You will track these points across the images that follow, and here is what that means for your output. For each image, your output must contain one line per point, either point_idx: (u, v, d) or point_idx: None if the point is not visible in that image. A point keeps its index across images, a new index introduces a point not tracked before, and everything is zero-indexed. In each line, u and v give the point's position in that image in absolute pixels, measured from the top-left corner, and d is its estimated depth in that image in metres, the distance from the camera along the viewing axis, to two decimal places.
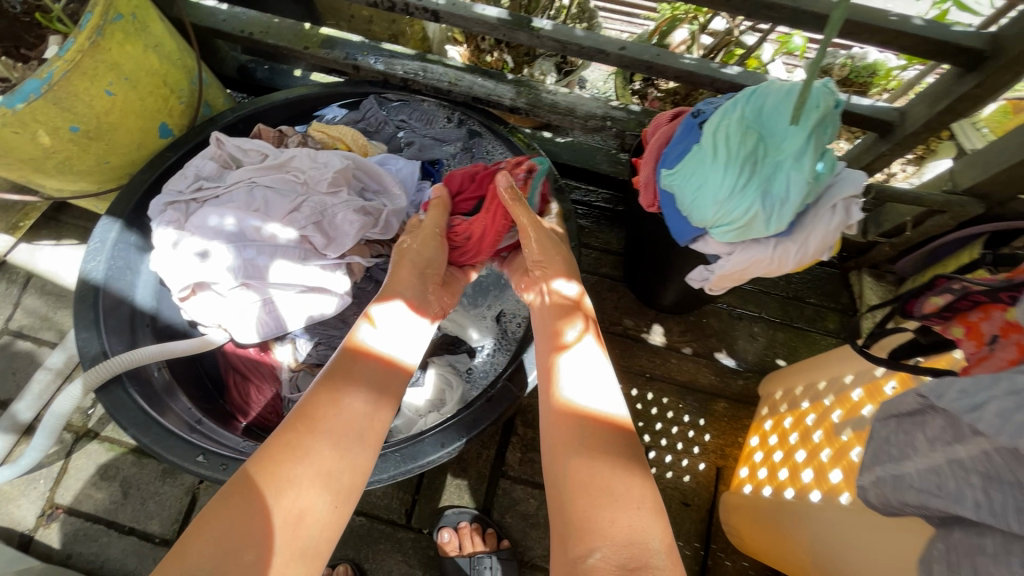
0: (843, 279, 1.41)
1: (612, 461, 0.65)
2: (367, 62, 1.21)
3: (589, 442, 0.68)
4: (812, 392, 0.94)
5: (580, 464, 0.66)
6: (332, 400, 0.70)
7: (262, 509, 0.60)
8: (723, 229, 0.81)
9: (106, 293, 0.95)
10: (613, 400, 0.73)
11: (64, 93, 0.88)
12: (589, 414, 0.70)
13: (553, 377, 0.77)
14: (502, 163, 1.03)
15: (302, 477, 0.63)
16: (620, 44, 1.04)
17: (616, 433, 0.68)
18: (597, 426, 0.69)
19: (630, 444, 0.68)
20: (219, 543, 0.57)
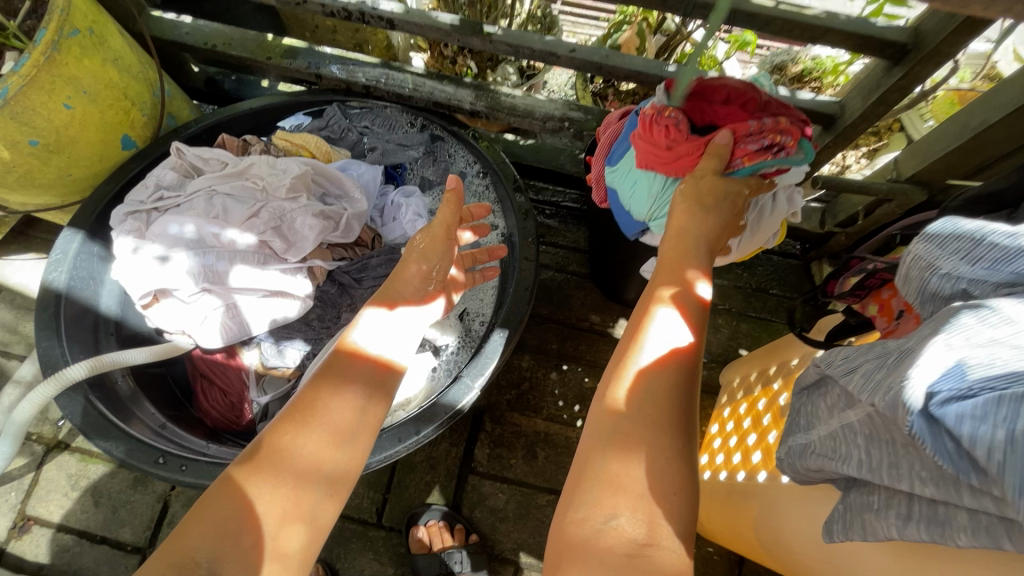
0: (805, 269, 1.44)
1: (642, 461, 0.52)
2: (328, 70, 1.23)
3: (627, 440, 0.54)
4: (764, 377, 0.97)
5: (624, 451, 0.53)
6: (326, 396, 0.66)
7: (251, 504, 0.57)
8: (660, 222, 0.81)
9: (69, 302, 0.96)
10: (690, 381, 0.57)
11: (21, 107, 0.90)
12: (634, 411, 0.55)
13: (629, 346, 0.60)
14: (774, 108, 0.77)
15: (295, 474, 0.60)
16: (570, 46, 1.06)
17: (676, 420, 0.54)
18: (656, 412, 0.54)
19: (683, 436, 0.54)
20: (207, 533, 0.55)
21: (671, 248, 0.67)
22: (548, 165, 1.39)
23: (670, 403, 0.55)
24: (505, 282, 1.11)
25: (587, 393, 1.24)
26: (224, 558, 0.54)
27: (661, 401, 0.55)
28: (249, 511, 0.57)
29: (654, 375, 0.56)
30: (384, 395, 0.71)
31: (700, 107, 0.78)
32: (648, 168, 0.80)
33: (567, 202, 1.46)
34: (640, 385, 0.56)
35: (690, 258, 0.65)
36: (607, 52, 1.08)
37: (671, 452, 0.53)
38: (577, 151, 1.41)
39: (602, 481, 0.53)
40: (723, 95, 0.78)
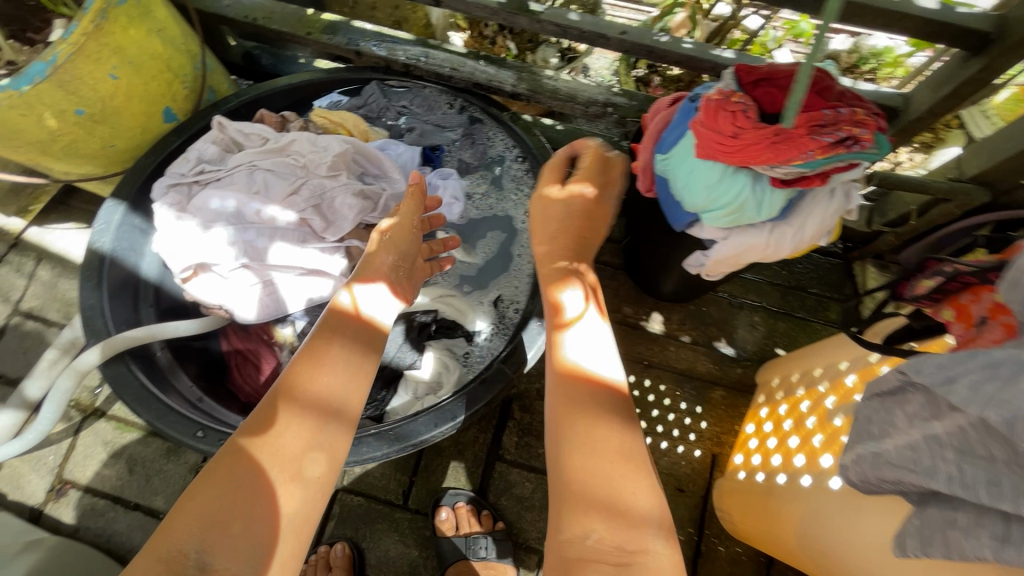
0: (846, 269, 1.39)
1: (609, 447, 0.61)
2: (369, 47, 1.21)
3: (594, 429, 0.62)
4: (807, 379, 0.94)
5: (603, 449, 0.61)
6: (313, 362, 0.67)
7: (246, 485, 0.57)
8: (715, 214, 0.80)
9: (113, 269, 0.97)
10: (613, 367, 0.69)
11: (69, 76, 0.90)
12: (589, 380, 0.66)
13: (552, 347, 0.72)
14: (852, 97, 0.70)
15: (294, 447, 0.61)
16: (621, 28, 1.03)
17: (613, 406, 0.64)
18: (599, 405, 0.64)
19: (628, 418, 0.64)
20: (200, 523, 0.54)
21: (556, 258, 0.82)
22: None
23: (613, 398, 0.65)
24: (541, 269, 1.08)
25: None
26: (214, 546, 0.53)
27: (595, 393, 0.65)
28: (246, 498, 0.56)
29: (582, 372, 0.67)
30: (369, 350, 0.72)
31: (772, 92, 0.71)
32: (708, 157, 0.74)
33: None
34: (575, 383, 0.66)
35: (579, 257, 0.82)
36: (658, 36, 1.04)
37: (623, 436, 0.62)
38: (615, 138, 1.37)
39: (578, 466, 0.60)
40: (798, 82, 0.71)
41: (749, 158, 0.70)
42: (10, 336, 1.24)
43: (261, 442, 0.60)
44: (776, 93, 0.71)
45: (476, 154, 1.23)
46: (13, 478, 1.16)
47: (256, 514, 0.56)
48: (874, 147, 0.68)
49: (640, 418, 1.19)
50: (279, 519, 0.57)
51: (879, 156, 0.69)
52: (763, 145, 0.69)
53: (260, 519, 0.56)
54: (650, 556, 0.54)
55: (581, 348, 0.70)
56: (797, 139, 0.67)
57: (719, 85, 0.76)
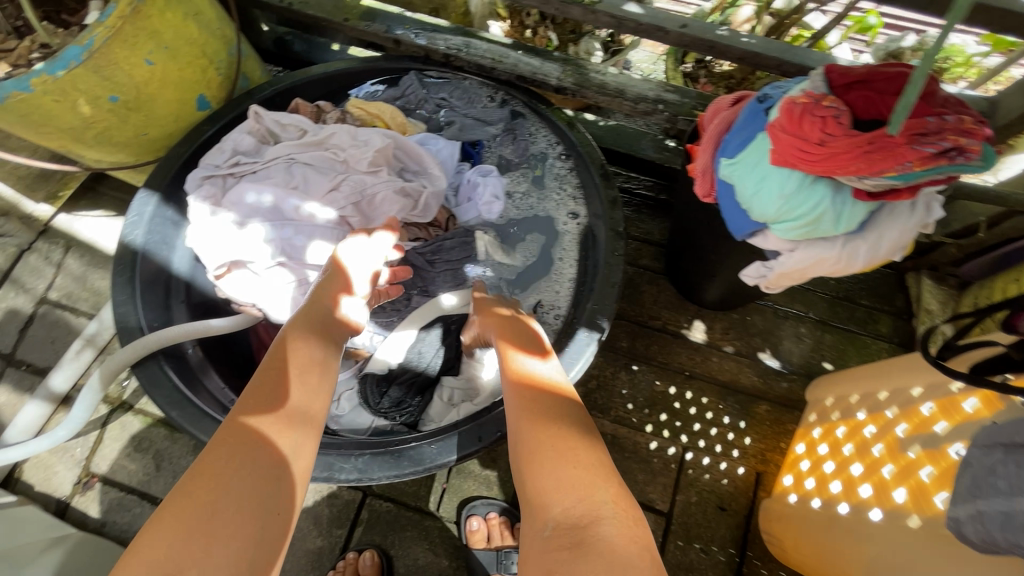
0: (899, 280, 1.30)
1: (553, 433, 0.61)
2: (408, 35, 1.15)
3: (535, 413, 0.64)
4: (870, 402, 0.87)
5: (548, 438, 0.60)
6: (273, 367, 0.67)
7: (205, 506, 0.53)
8: (786, 225, 0.75)
9: (145, 263, 0.94)
10: (557, 374, 0.72)
11: (104, 61, 0.86)
12: (532, 380, 0.69)
13: (505, 361, 0.75)
14: (955, 106, 0.65)
15: (255, 460, 0.58)
16: (681, 21, 0.97)
17: (560, 402, 0.66)
18: (547, 403, 0.65)
19: (573, 410, 0.65)
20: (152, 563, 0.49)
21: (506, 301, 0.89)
22: (627, 149, 1.30)
23: (556, 395, 0.67)
24: (587, 270, 1.02)
25: (658, 397, 1.18)
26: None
27: (543, 395, 0.66)
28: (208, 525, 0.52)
29: (531, 377, 0.69)
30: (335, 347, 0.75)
31: (867, 95, 0.65)
32: (784, 164, 0.69)
33: (640, 189, 1.36)
34: (523, 389, 0.68)
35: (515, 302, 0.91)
36: (722, 30, 0.97)
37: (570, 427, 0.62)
38: (659, 135, 1.31)
39: (529, 456, 0.60)
40: (898, 86, 0.66)
41: (838, 164, 0.64)
42: (39, 325, 1.22)
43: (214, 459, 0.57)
44: (872, 96, 0.65)
45: (517, 150, 1.17)
46: (39, 469, 1.14)
47: (218, 536, 0.52)
48: (980, 160, 0.62)
49: (680, 432, 1.15)
50: (248, 528, 0.53)
51: (983, 169, 0.63)
52: (855, 150, 0.63)
53: (223, 540, 0.52)
54: (601, 529, 0.51)
55: (527, 357, 0.74)
56: (894, 149, 0.61)
57: (807, 85, 0.70)
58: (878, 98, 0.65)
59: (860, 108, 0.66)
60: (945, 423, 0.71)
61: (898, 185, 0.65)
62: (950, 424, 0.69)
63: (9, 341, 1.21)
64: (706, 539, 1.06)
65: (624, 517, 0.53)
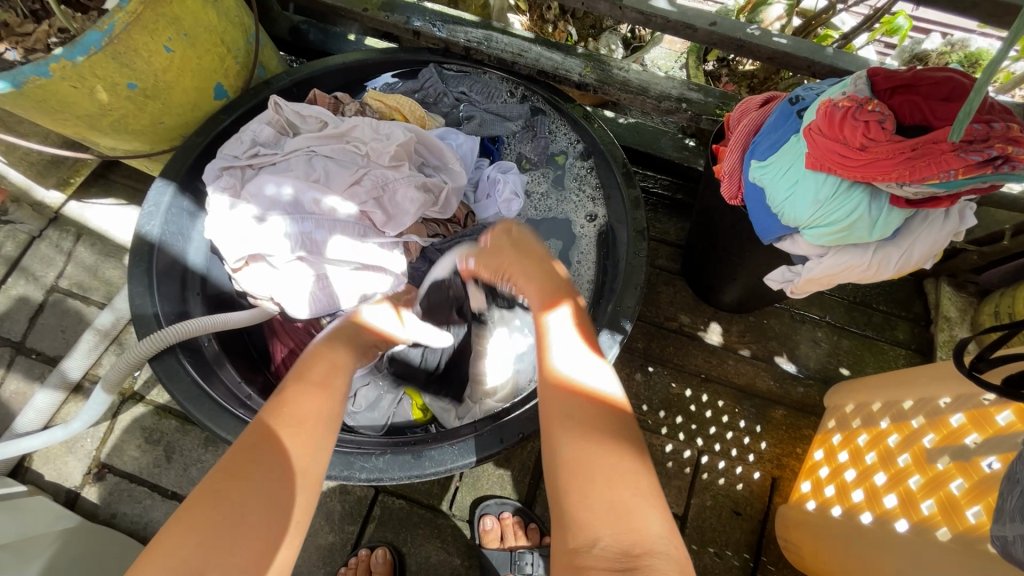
0: (917, 286, 1.29)
1: (607, 453, 0.57)
2: (428, 28, 1.12)
3: (587, 428, 0.60)
4: (893, 411, 0.86)
5: (602, 459, 0.57)
6: (305, 378, 0.66)
7: (235, 511, 0.54)
8: (819, 231, 0.73)
9: (161, 254, 0.93)
10: (607, 378, 0.66)
11: (123, 47, 0.84)
12: (581, 389, 0.64)
13: (542, 359, 0.70)
14: (1001, 114, 0.64)
15: (279, 464, 0.58)
16: (711, 19, 0.95)
17: (608, 417, 0.61)
18: (591, 415, 0.61)
19: (623, 427, 0.61)
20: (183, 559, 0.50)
21: (544, 280, 0.81)
22: (646, 147, 1.28)
23: (606, 407, 0.62)
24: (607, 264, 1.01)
25: (674, 399, 1.17)
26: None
27: (589, 406, 0.62)
28: (238, 525, 0.53)
29: (577, 385, 0.64)
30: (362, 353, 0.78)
31: (913, 100, 0.64)
32: (819, 169, 0.69)
33: (657, 188, 1.34)
34: (566, 395, 0.64)
35: (562, 279, 0.82)
36: (752, 29, 0.95)
37: (619, 446, 0.58)
38: (679, 134, 1.29)
39: (577, 473, 0.56)
40: (944, 91, 0.64)
41: (881, 170, 0.64)
42: (50, 313, 1.21)
43: (242, 462, 0.57)
44: (917, 102, 0.64)
45: (538, 149, 1.16)
46: (49, 459, 1.13)
47: (245, 540, 0.52)
48: None
49: (696, 435, 1.14)
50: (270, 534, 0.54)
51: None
52: (900, 156, 0.62)
53: (251, 541, 0.53)
54: (656, 562, 0.50)
55: (573, 357, 0.68)
56: (938, 156, 0.61)
57: (850, 87, 0.69)
58: (924, 103, 0.64)
59: (904, 113, 0.65)
60: (977, 436, 0.70)
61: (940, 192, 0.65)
62: (982, 437, 0.69)
63: (19, 329, 1.20)
64: (720, 544, 1.06)
65: (677, 554, 0.51)
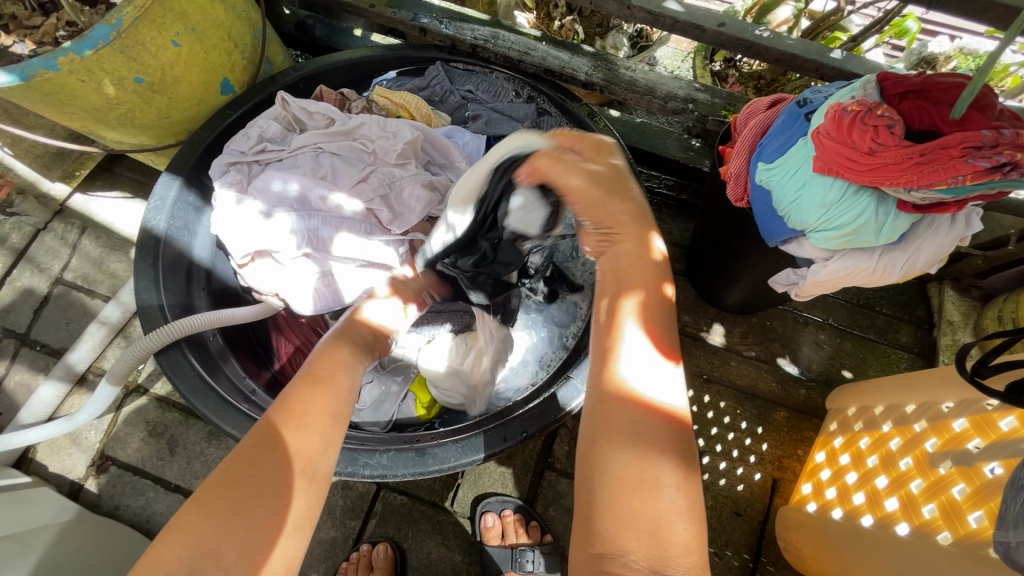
0: (920, 290, 1.29)
1: (662, 475, 0.54)
2: (435, 25, 1.13)
3: (643, 444, 0.55)
4: (895, 415, 0.86)
5: (651, 485, 0.53)
6: (316, 379, 0.65)
7: (244, 501, 0.54)
8: (826, 235, 0.73)
9: (167, 248, 0.93)
10: (672, 389, 0.59)
11: (131, 41, 0.84)
12: (643, 402, 0.57)
13: (603, 360, 0.62)
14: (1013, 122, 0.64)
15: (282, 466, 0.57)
16: (719, 20, 0.94)
17: (670, 438, 0.56)
18: (649, 436, 0.56)
19: (683, 448, 0.56)
20: (191, 545, 0.51)
21: (631, 269, 0.67)
22: (651, 147, 1.27)
23: (667, 425, 0.56)
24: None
25: None
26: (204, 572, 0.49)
27: (649, 425, 0.56)
28: (244, 517, 0.53)
29: (637, 397, 0.58)
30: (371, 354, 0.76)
31: (921, 106, 0.65)
32: (828, 172, 0.69)
33: (662, 188, 1.34)
34: (626, 409, 0.57)
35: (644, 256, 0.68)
36: (760, 30, 0.95)
37: (674, 471, 0.54)
38: (684, 134, 1.29)
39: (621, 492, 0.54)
40: (956, 97, 0.64)
41: (890, 174, 0.64)
42: (55, 306, 1.21)
43: (253, 453, 0.57)
44: (926, 107, 0.65)
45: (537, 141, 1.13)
46: (53, 451, 1.14)
47: (248, 538, 0.52)
48: None
49: (698, 436, 1.14)
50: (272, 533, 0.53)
51: None
52: (907, 161, 0.63)
53: (254, 542, 0.52)
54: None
55: (639, 362, 0.60)
56: (947, 162, 0.61)
57: (858, 92, 0.69)
58: (934, 109, 0.64)
59: (913, 119, 0.65)
60: (980, 441, 0.70)
61: (947, 199, 0.65)
62: (984, 442, 0.69)
63: (24, 321, 1.20)
64: (720, 544, 1.06)
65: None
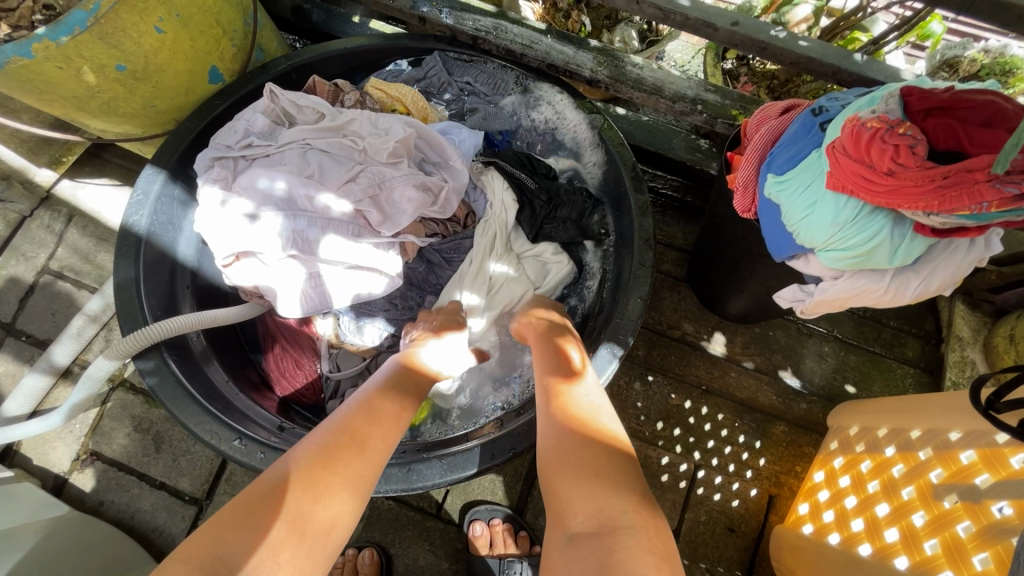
0: (929, 303, 1.24)
1: (609, 484, 0.56)
2: (435, 14, 1.06)
3: (587, 462, 0.58)
4: (899, 438, 0.83)
5: (599, 487, 0.56)
6: (372, 420, 0.66)
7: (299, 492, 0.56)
8: (836, 255, 0.69)
9: (149, 247, 0.90)
10: (613, 421, 0.65)
11: (111, 27, 0.80)
12: (579, 424, 0.63)
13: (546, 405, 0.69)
14: None
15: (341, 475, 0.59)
16: (733, 18, 0.89)
17: (610, 456, 0.59)
18: (592, 462, 0.58)
19: (627, 468, 0.58)
20: (236, 532, 0.52)
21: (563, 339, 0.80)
22: (657, 148, 1.23)
23: (615, 458, 0.59)
24: (613, 255, 1.00)
25: (674, 410, 1.14)
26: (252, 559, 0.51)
27: (584, 443, 0.60)
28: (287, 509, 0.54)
29: (575, 421, 0.63)
30: (416, 402, 0.75)
31: (948, 124, 0.61)
32: (839, 190, 0.66)
33: (666, 189, 1.29)
34: (570, 443, 0.61)
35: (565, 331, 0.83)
36: (776, 31, 0.90)
37: (608, 479, 0.56)
38: (691, 134, 1.24)
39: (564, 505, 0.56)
40: (986, 116, 0.61)
41: (914, 197, 0.60)
42: (40, 296, 1.18)
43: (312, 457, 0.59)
44: (953, 125, 0.61)
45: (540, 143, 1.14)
46: (38, 444, 1.12)
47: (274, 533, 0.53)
48: None
49: (694, 449, 1.12)
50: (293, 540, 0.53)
51: None
52: (929, 186, 0.59)
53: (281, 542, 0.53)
54: (622, 539, 0.51)
55: (578, 398, 0.68)
56: (971, 186, 0.57)
57: (882, 106, 0.65)
58: (962, 127, 0.60)
59: (941, 141, 0.61)
60: (987, 476, 0.67)
61: (972, 224, 0.62)
62: (993, 478, 0.65)
63: (10, 310, 1.17)
64: (713, 559, 1.05)
65: (648, 531, 0.52)
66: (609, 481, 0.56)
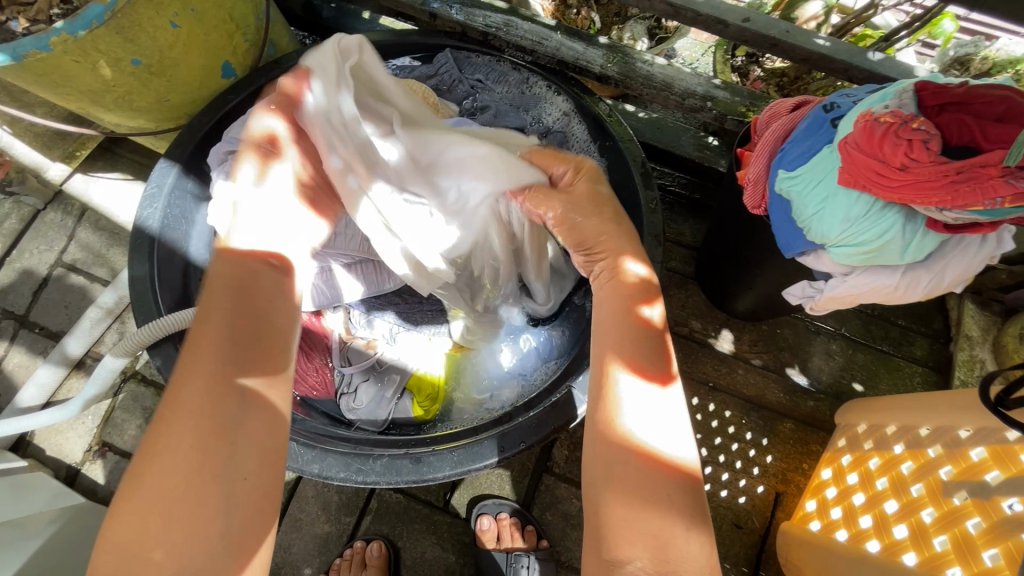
0: (939, 303, 1.24)
1: (679, 522, 0.51)
2: (446, 11, 1.09)
3: (648, 490, 0.51)
4: (909, 436, 0.83)
5: (666, 532, 0.50)
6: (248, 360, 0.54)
7: (178, 485, 0.48)
8: (848, 250, 0.69)
9: (164, 238, 0.91)
10: (679, 434, 0.55)
11: (127, 22, 0.81)
12: (643, 441, 0.54)
13: (600, 393, 0.58)
14: None
15: (215, 438, 0.50)
16: (744, 14, 0.89)
17: (673, 486, 0.52)
18: (647, 484, 0.52)
19: (689, 501, 0.52)
20: (129, 536, 0.46)
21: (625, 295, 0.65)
22: (667, 146, 1.23)
23: (675, 487, 0.52)
24: None
25: None
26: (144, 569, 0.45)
27: (644, 468, 0.52)
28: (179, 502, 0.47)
29: (639, 438, 0.54)
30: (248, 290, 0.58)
31: (960, 119, 0.61)
32: (851, 186, 0.66)
33: (674, 186, 1.29)
34: (628, 461, 0.53)
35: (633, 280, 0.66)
36: (787, 27, 0.90)
37: (673, 515, 0.51)
38: (701, 132, 1.24)
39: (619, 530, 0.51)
40: (998, 112, 0.61)
41: (928, 193, 0.60)
42: (53, 288, 1.20)
43: (176, 419, 0.50)
44: (966, 121, 0.61)
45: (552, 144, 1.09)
46: (50, 433, 1.13)
47: (173, 523, 0.47)
48: None
49: (701, 445, 1.12)
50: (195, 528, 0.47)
51: None
52: (942, 182, 0.59)
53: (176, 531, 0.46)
54: None
55: (642, 396, 0.56)
56: (985, 181, 0.57)
57: (895, 101, 0.65)
58: (977, 122, 0.61)
59: (956, 135, 0.61)
60: (998, 472, 0.67)
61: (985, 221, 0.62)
62: (1003, 474, 0.65)
63: (23, 302, 1.19)
64: (720, 556, 1.05)
65: None
66: (676, 519, 0.51)
